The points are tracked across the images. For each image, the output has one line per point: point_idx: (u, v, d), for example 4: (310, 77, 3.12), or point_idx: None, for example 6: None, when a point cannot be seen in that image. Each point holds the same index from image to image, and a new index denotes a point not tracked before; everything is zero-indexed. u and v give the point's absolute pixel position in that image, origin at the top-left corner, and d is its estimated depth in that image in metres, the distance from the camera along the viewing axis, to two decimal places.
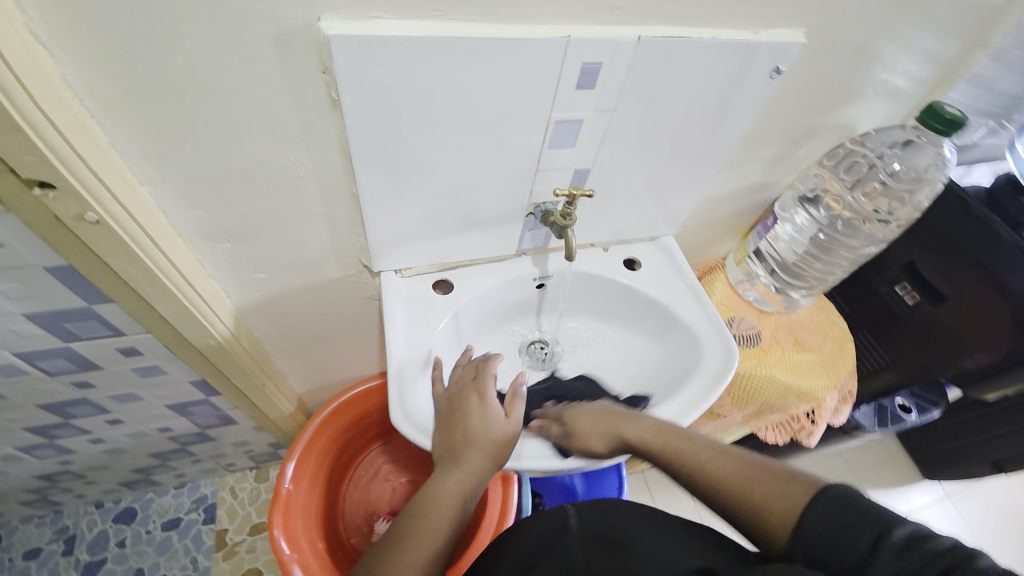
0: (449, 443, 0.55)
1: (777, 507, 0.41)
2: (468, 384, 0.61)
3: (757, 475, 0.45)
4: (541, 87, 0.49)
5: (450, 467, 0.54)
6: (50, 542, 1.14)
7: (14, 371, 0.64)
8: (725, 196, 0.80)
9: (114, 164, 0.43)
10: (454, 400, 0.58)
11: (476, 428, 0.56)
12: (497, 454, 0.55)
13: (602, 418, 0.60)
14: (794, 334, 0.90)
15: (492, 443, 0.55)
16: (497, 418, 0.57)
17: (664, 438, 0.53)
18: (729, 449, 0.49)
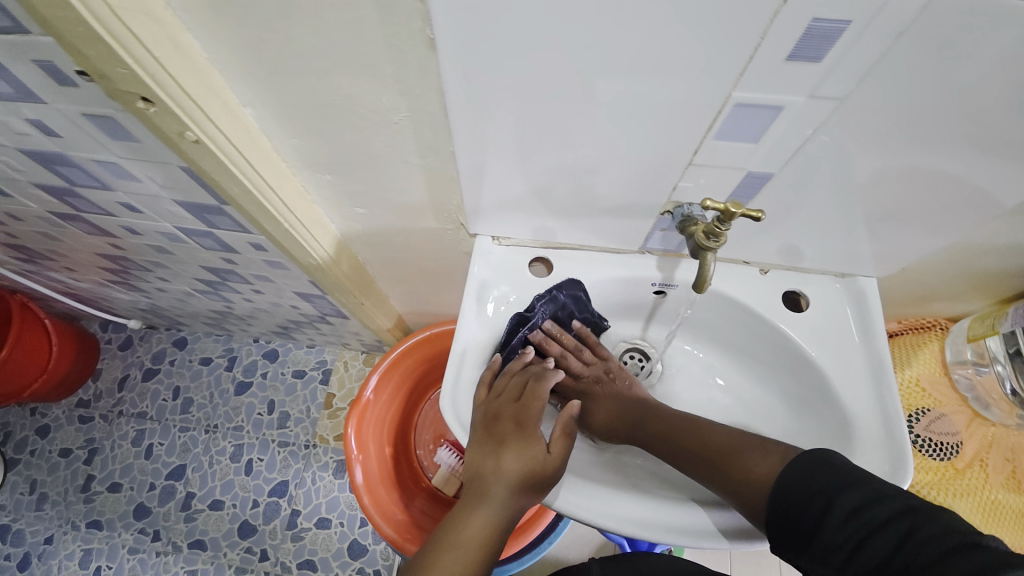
0: (479, 471, 0.49)
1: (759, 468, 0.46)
2: (511, 401, 0.53)
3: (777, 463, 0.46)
4: (725, 52, 0.32)
5: (476, 500, 0.48)
6: (219, 356, 1.48)
7: (179, 238, 0.76)
8: (994, 247, 0.51)
9: (212, 83, 0.41)
10: (490, 420, 0.51)
11: (510, 457, 0.49)
12: (532, 490, 0.47)
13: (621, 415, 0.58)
14: (1016, 463, 0.62)
15: (527, 478, 0.48)
16: (538, 450, 0.50)
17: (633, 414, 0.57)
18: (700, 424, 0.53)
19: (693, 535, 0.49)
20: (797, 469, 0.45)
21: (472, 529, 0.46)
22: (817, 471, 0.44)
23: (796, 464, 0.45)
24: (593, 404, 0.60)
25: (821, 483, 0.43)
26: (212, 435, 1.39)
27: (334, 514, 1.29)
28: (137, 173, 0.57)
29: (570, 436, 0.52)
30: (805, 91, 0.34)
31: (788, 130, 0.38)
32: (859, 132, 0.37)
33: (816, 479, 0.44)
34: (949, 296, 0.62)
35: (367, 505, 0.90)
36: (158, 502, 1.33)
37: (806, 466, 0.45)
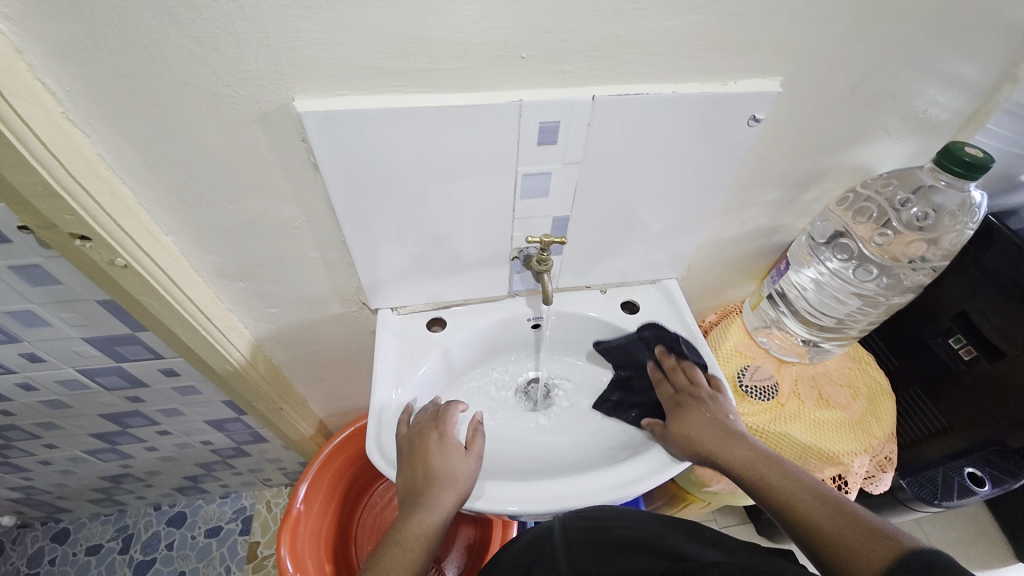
0: (411, 483, 0.56)
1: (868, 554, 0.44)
2: (429, 423, 0.62)
3: (851, 526, 0.48)
4: (504, 145, 0.52)
5: (412, 507, 0.54)
6: (110, 539, 1.30)
7: (79, 384, 0.77)
8: (731, 239, 0.77)
9: (141, 219, 0.52)
10: (414, 440, 0.59)
11: (436, 466, 0.56)
12: (461, 489, 0.55)
13: (707, 424, 0.62)
14: (818, 387, 0.82)
15: (451, 479, 0.56)
16: (459, 454, 0.58)
17: (728, 451, 0.59)
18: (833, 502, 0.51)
19: (603, 493, 0.59)
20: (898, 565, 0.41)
21: (406, 537, 0.52)
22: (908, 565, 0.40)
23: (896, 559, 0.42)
24: (678, 416, 0.64)
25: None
26: None
27: None
28: (50, 317, 0.62)
29: (484, 436, 0.61)
30: (558, 160, 0.55)
31: (563, 186, 0.59)
32: (603, 180, 0.60)
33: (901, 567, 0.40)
34: (731, 283, 0.88)
35: None
36: None
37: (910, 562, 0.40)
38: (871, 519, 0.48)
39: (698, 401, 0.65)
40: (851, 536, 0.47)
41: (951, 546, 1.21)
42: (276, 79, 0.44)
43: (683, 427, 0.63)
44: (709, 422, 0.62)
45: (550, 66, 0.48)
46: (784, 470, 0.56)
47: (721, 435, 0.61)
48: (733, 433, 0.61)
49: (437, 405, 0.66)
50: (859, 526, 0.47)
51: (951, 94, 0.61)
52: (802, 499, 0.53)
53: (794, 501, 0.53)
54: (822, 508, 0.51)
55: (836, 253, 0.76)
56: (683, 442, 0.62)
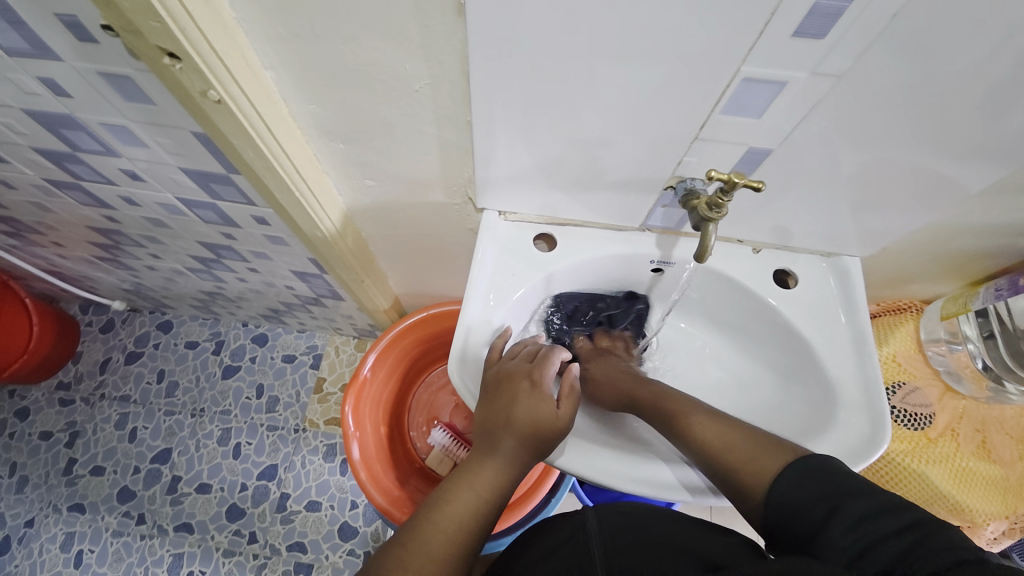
0: (490, 427, 0.51)
1: (754, 466, 0.45)
2: (524, 365, 0.54)
3: (745, 441, 0.48)
4: (739, 26, 0.34)
5: (487, 450, 0.50)
6: (206, 340, 1.49)
7: (178, 210, 0.76)
8: (973, 227, 0.55)
9: (238, 42, 0.41)
10: (504, 380, 0.52)
11: (521, 416, 0.50)
12: (541, 446, 0.50)
13: (615, 372, 0.63)
14: (985, 433, 0.66)
15: (535, 430, 0.50)
16: (550, 409, 0.51)
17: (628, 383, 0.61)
18: (720, 416, 0.51)
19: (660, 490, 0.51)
20: (794, 477, 0.43)
21: (486, 476, 0.49)
22: (813, 484, 0.41)
23: (791, 471, 0.43)
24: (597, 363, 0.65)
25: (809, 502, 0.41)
26: (198, 419, 1.40)
27: (325, 496, 1.31)
28: (146, 140, 0.57)
29: (578, 396, 0.54)
30: (808, 67, 0.36)
31: (788, 107, 0.40)
32: (853, 108, 0.40)
33: (809, 493, 0.41)
34: (925, 278, 0.67)
35: (363, 479, 0.90)
36: (142, 485, 1.33)
37: (805, 477, 0.42)
38: (759, 436, 0.48)
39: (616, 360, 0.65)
40: (733, 447, 0.48)
41: None
42: None
43: (597, 370, 0.64)
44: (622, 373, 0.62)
45: None
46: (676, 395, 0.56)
47: (628, 380, 0.61)
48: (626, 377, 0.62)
49: (537, 343, 0.58)
50: (739, 436, 0.48)
51: None
52: (699, 424, 0.51)
53: (683, 418, 0.52)
54: (712, 427, 0.50)
55: None
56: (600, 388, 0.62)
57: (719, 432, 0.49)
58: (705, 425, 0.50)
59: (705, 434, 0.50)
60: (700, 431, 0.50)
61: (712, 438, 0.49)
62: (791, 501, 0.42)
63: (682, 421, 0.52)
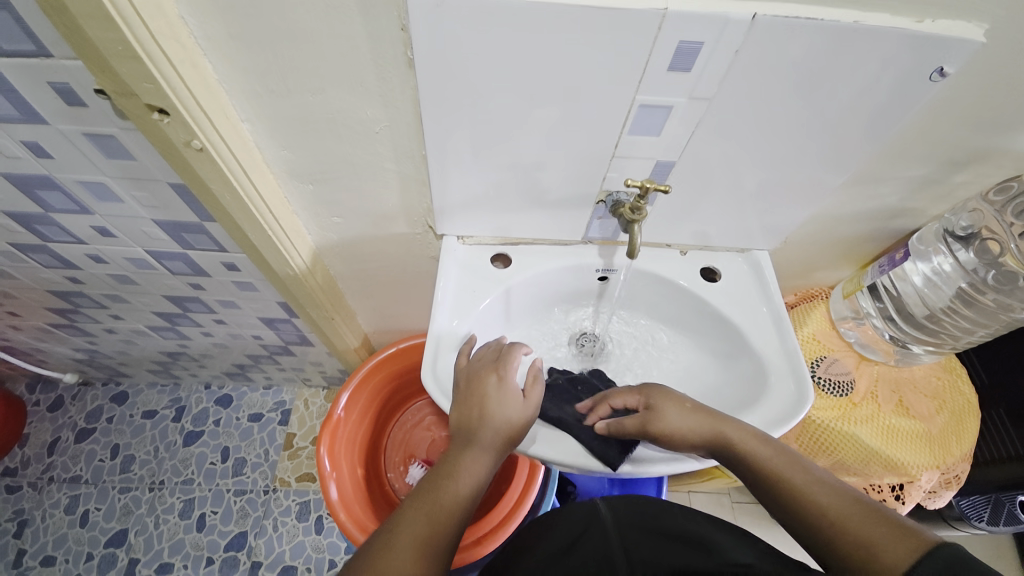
0: (466, 423, 0.55)
1: (885, 546, 0.40)
2: (490, 363, 0.60)
3: (862, 513, 0.43)
4: (627, 66, 0.44)
5: (465, 445, 0.54)
6: (166, 407, 1.44)
7: (147, 264, 0.79)
8: (847, 216, 0.67)
9: (218, 98, 0.48)
10: (473, 380, 0.58)
11: (493, 408, 0.55)
12: (513, 437, 0.55)
13: (693, 415, 0.57)
14: (899, 393, 0.75)
15: (509, 423, 0.55)
16: (518, 401, 0.57)
17: (718, 425, 0.55)
18: (832, 484, 0.47)
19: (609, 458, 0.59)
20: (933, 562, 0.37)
21: (464, 472, 0.52)
22: (950, 571, 0.36)
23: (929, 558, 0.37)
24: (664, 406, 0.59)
25: None
26: (159, 492, 1.32)
27: (300, 559, 1.24)
28: (122, 195, 0.62)
29: (541, 385, 0.60)
30: (685, 92, 0.47)
31: (679, 125, 0.51)
32: (727, 123, 0.51)
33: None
34: (825, 265, 0.79)
35: (343, 520, 0.89)
36: (95, 574, 1.22)
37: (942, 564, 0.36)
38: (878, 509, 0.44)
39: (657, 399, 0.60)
40: (861, 524, 0.43)
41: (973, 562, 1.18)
42: None
43: (676, 417, 0.58)
44: (682, 414, 0.57)
45: None
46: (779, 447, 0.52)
47: (711, 421, 0.56)
48: (676, 419, 0.57)
49: (499, 342, 0.64)
50: (862, 511, 0.44)
51: None
52: (802, 482, 0.48)
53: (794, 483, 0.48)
54: (827, 492, 0.46)
55: (972, 250, 0.66)
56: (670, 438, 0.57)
57: (830, 494, 0.46)
58: (823, 492, 0.46)
59: (807, 491, 0.47)
60: (808, 491, 0.47)
61: (836, 509, 0.45)
62: None
63: (781, 475, 0.50)
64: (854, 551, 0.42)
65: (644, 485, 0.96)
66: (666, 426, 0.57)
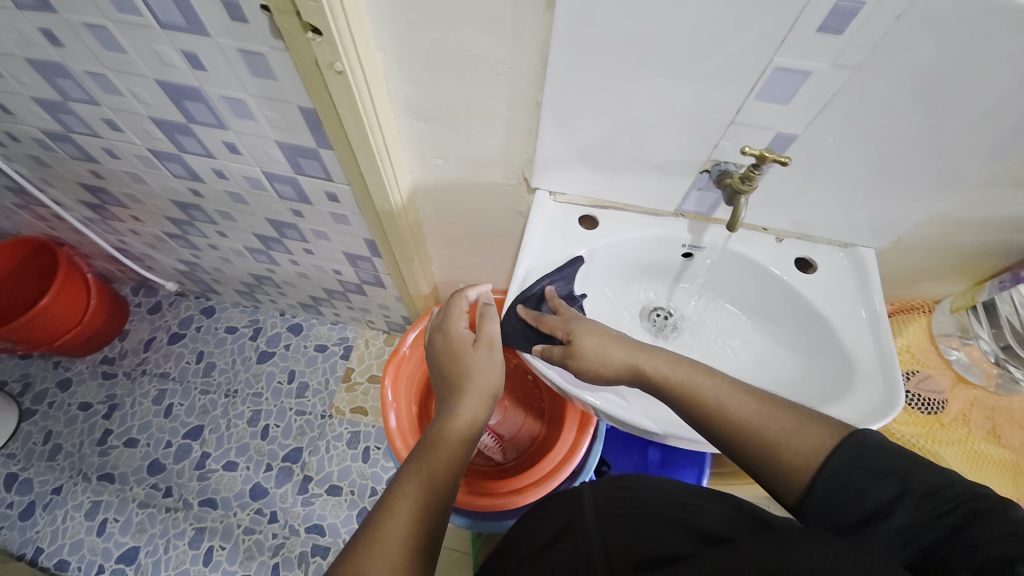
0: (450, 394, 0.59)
1: (801, 453, 0.43)
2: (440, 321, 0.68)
3: (770, 415, 0.46)
4: (772, 23, 0.43)
5: (445, 415, 0.56)
6: (245, 326, 1.58)
7: (260, 185, 0.86)
8: (972, 222, 0.62)
9: (363, 25, 0.51)
10: (433, 347, 0.67)
11: (471, 373, 0.60)
12: (490, 393, 0.58)
13: (610, 342, 0.56)
14: (995, 421, 0.69)
15: (478, 375, 0.59)
16: (494, 362, 0.61)
17: (638, 359, 0.54)
18: (739, 389, 0.49)
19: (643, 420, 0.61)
20: (845, 459, 0.40)
21: (451, 430, 0.55)
22: (867, 461, 0.39)
23: (844, 452, 0.40)
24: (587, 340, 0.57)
25: (860, 488, 0.39)
26: (232, 399, 1.47)
27: (346, 482, 1.34)
28: (255, 114, 0.68)
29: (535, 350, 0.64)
30: (829, 58, 0.44)
31: (812, 95, 0.48)
32: (866, 98, 0.48)
33: (858, 477, 0.39)
34: (934, 277, 0.73)
35: (398, 447, 0.95)
36: (173, 459, 1.38)
37: (854, 457, 0.40)
38: (792, 409, 0.46)
39: (569, 325, 0.59)
40: (777, 430, 0.45)
41: None
42: None
43: (588, 351, 0.56)
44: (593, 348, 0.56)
45: None
46: (680, 365, 0.52)
47: (628, 350, 0.55)
48: (591, 350, 0.56)
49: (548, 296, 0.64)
50: (777, 414, 0.46)
51: None
52: (720, 400, 0.48)
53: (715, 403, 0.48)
54: (739, 405, 0.47)
55: None
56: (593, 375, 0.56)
57: (742, 403, 0.47)
58: (744, 410, 0.47)
59: (723, 409, 0.48)
60: (718, 405, 0.48)
61: (757, 424, 0.46)
62: (840, 488, 0.40)
63: (697, 396, 0.49)
64: (778, 467, 0.44)
65: (684, 473, 0.96)
66: (590, 366, 0.56)
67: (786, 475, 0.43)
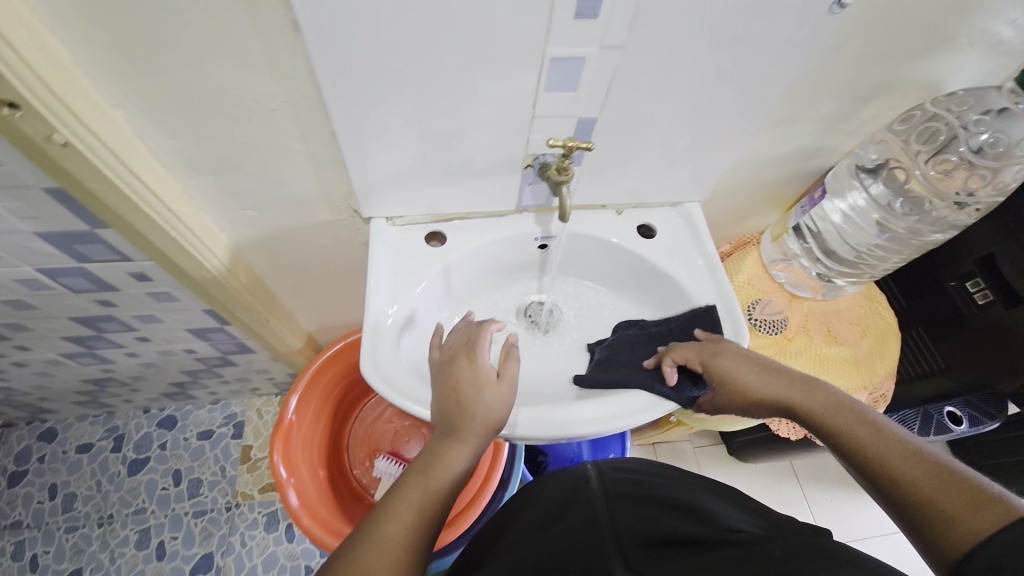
0: (444, 413, 0.52)
1: (963, 519, 0.38)
2: (461, 349, 0.57)
3: (936, 478, 0.41)
4: (532, 15, 0.42)
5: (446, 439, 0.51)
6: (101, 439, 1.32)
7: (42, 284, 0.70)
8: (767, 161, 0.69)
9: (80, 85, 0.42)
10: (444, 370, 0.55)
11: (469, 395, 0.52)
12: (493, 422, 0.52)
13: (759, 372, 0.56)
14: (827, 324, 0.79)
15: (488, 413, 0.52)
16: (491, 382, 0.53)
17: (773, 386, 0.55)
18: (909, 443, 0.45)
19: (594, 426, 0.57)
20: (1013, 537, 0.35)
21: (439, 468, 0.49)
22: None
23: (1013, 531, 0.35)
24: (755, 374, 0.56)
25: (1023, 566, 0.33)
26: (108, 528, 1.23)
27: (274, 571, 1.20)
28: None
29: (517, 362, 0.55)
30: (597, 41, 0.45)
31: (595, 79, 0.49)
32: (643, 72, 0.50)
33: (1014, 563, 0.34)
34: (753, 212, 0.82)
35: (308, 524, 0.86)
36: None
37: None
38: (968, 481, 0.40)
39: (739, 362, 0.57)
40: (937, 491, 0.40)
41: None
42: None
43: (724, 375, 0.58)
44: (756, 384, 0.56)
45: None
46: (832, 398, 0.51)
47: (780, 382, 0.55)
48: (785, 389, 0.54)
49: (467, 325, 0.60)
50: (939, 475, 0.41)
51: None
52: (875, 447, 0.46)
53: (869, 446, 0.46)
54: (902, 456, 0.44)
55: (881, 182, 0.70)
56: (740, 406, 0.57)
57: (904, 460, 0.44)
58: (896, 458, 0.44)
59: (879, 458, 0.45)
60: (876, 452, 0.45)
61: (909, 473, 0.42)
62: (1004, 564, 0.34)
63: (853, 435, 0.48)
64: (929, 521, 0.40)
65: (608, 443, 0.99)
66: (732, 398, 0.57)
67: (934, 539, 0.39)
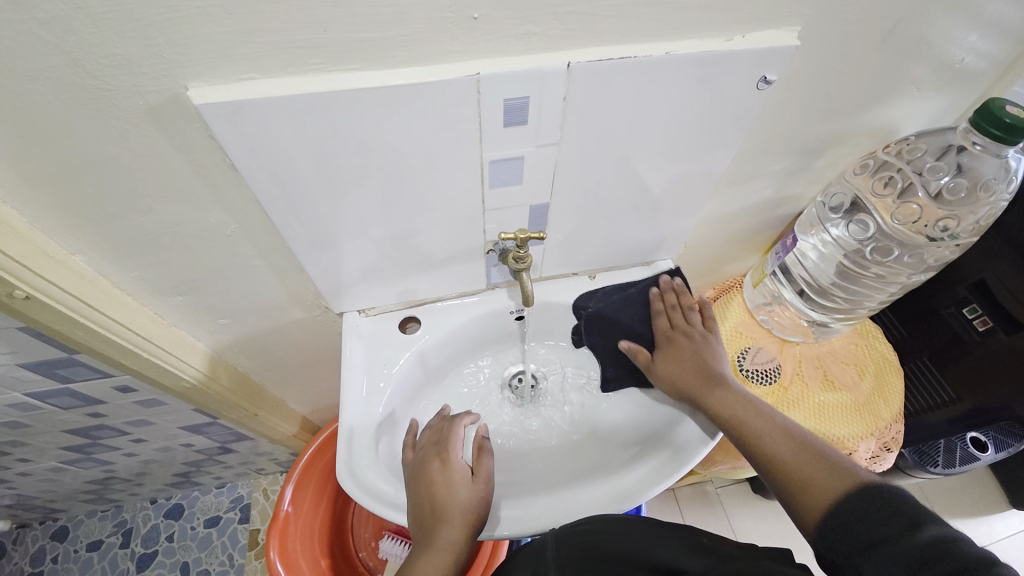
0: (421, 519, 0.51)
1: (826, 484, 0.45)
2: (432, 449, 0.58)
3: (807, 457, 0.48)
4: (461, 124, 0.43)
5: (422, 547, 0.49)
6: (110, 534, 1.31)
7: (30, 406, 0.71)
8: (732, 213, 0.69)
9: (36, 242, 0.44)
10: (417, 471, 0.56)
11: (445, 498, 0.52)
12: (472, 523, 0.51)
13: (687, 367, 0.62)
14: (823, 367, 0.77)
15: (463, 513, 0.51)
16: (464, 479, 0.54)
17: (694, 380, 0.60)
18: (791, 432, 0.52)
19: (604, 506, 0.55)
20: (862, 499, 0.42)
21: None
22: (878, 511, 0.40)
23: (862, 496, 0.42)
24: (680, 357, 0.63)
25: (868, 524, 0.40)
26: None
27: None
28: None
29: (490, 454, 0.57)
30: (530, 141, 0.46)
31: (538, 172, 0.51)
32: (585, 157, 0.50)
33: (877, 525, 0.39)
34: (731, 257, 0.82)
35: None
36: None
37: (869, 503, 0.41)
38: (832, 460, 0.47)
39: (691, 335, 0.65)
40: (808, 467, 0.47)
41: (946, 497, 1.22)
42: (157, 63, 0.34)
43: (667, 365, 0.63)
44: (694, 362, 0.62)
45: (512, 27, 0.38)
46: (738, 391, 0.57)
47: (701, 379, 0.60)
48: (715, 373, 0.60)
49: (440, 420, 0.62)
50: (813, 458, 0.48)
51: (989, 39, 0.52)
52: (765, 435, 0.52)
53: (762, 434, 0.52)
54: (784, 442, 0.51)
55: (850, 226, 0.68)
56: (668, 378, 0.62)
57: (784, 444, 0.50)
58: (777, 439, 0.51)
59: (773, 445, 0.51)
60: (767, 439, 0.52)
61: (789, 454, 0.49)
62: (855, 525, 0.40)
63: (749, 428, 0.53)
64: (800, 488, 0.47)
65: None
66: (667, 370, 0.63)
67: (806, 500, 0.46)
